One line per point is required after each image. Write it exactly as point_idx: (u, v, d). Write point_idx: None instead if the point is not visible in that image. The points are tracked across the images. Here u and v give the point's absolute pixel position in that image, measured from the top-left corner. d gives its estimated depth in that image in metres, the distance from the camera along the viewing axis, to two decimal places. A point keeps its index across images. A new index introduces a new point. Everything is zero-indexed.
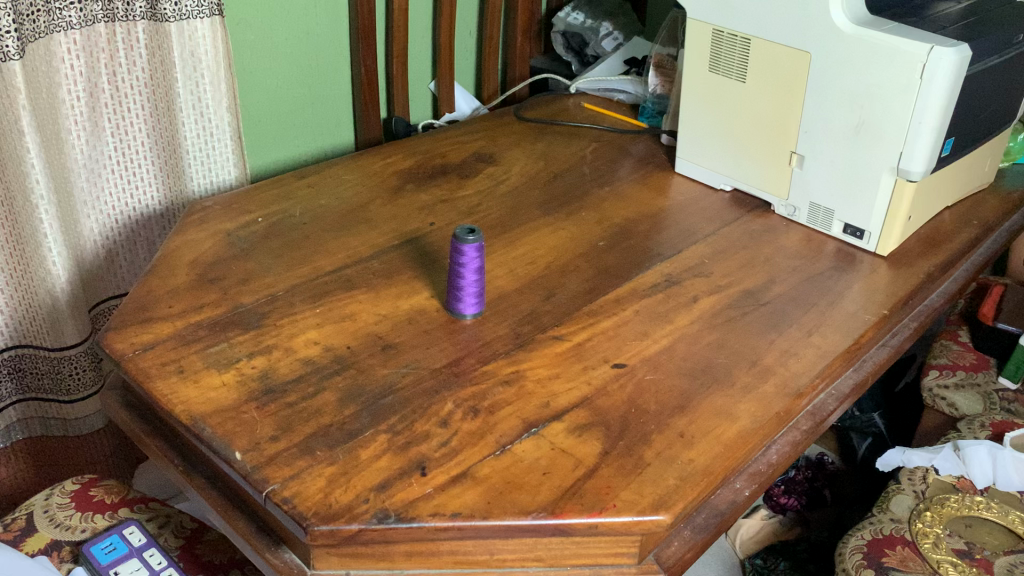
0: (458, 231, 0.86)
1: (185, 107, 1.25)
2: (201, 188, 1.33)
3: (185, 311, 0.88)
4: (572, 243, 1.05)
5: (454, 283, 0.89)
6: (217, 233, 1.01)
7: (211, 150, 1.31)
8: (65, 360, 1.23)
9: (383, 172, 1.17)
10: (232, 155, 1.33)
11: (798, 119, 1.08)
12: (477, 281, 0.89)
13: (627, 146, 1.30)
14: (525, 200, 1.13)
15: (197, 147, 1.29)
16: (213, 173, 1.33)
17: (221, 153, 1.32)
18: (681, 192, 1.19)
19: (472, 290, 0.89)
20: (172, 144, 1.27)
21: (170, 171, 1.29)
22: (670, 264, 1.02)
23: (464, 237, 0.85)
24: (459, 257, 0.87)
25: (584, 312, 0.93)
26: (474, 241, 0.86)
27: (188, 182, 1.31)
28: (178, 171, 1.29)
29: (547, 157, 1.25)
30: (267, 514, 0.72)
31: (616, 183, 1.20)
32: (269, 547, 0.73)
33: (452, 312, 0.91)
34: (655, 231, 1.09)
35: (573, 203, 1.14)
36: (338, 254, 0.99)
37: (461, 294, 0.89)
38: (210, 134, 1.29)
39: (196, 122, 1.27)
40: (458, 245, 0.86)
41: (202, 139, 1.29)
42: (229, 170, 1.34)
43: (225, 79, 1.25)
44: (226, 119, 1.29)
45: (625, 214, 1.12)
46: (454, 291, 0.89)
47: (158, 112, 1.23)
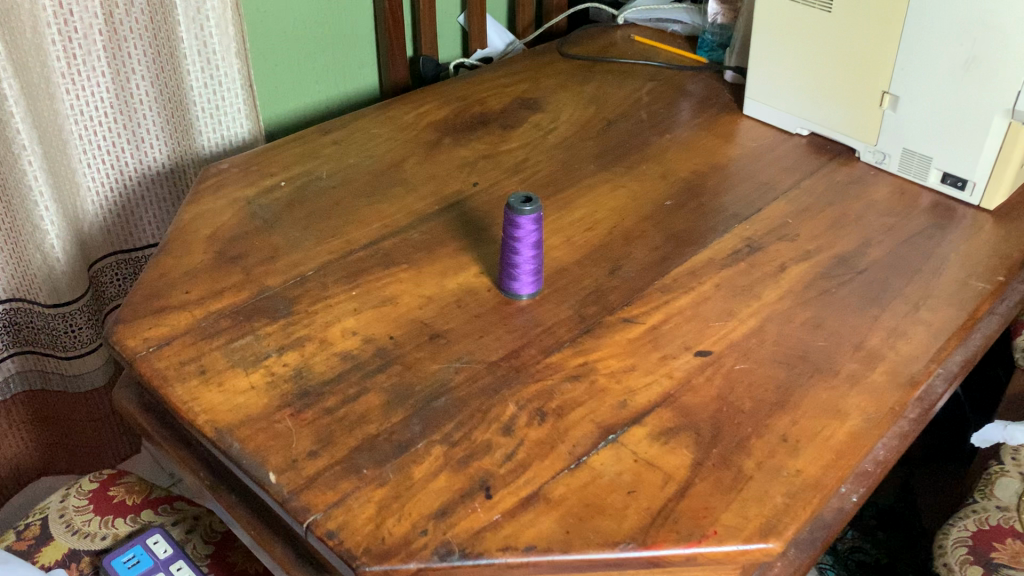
0: (511, 200, 0.75)
1: (190, 52, 1.12)
2: (212, 144, 1.21)
3: (204, 297, 0.77)
4: (636, 204, 0.93)
5: (507, 261, 0.78)
6: (236, 201, 0.89)
7: (221, 102, 1.18)
8: (61, 318, 1.17)
9: (416, 124, 1.04)
10: (243, 107, 1.20)
11: (895, 53, 0.94)
12: (534, 257, 0.77)
13: (687, 85, 1.17)
14: (578, 153, 1.01)
15: (205, 98, 1.17)
16: (223, 127, 1.21)
17: (232, 106, 1.19)
18: (751, 140, 1.06)
19: (529, 269, 0.78)
20: (178, 95, 1.15)
21: (175, 124, 1.17)
22: (749, 227, 0.90)
23: (519, 207, 0.74)
24: (513, 231, 0.76)
25: (657, 288, 0.81)
26: (532, 211, 0.74)
27: (197, 138, 1.20)
28: (184, 124, 1.18)
29: (598, 101, 1.12)
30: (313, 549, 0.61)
31: (678, 131, 1.07)
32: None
33: (506, 292, 0.79)
34: (727, 187, 0.96)
35: (632, 156, 1.01)
36: (372, 224, 0.87)
37: (516, 272, 0.78)
38: (218, 83, 1.16)
39: (203, 70, 1.14)
40: (511, 217, 0.75)
41: (210, 89, 1.16)
42: (241, 124, 1.22)
43: (232, 22, 1.13)
44: (236, 65, 1.16)
45: (692, 168, 1.00)
46: (507, 269, 0.78)
47: (160, 59, 1.12)
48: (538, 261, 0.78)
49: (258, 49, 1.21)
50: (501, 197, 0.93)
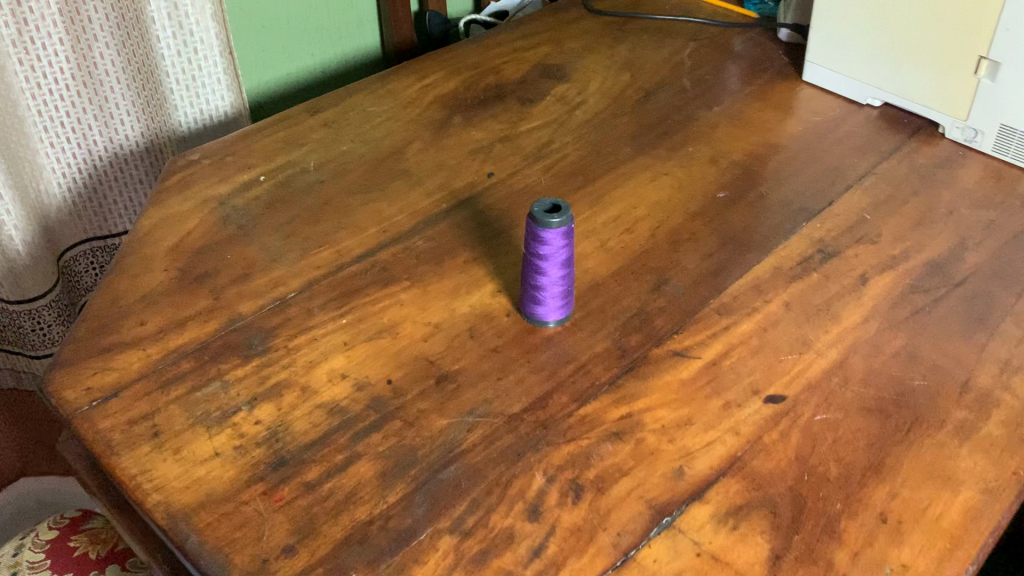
0: (534, 209, 0.61)
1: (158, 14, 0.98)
2: (188, 118, 1.07)
3: (163, 330, 0.63)
4: (682, 198, 0.78)
5: (531, 282, 0.63)
6: (207, 201, 0.75)
7: (197, 71, 1.03)
8: (26, 314, 1.07)
9: (421, 100, 0.89)
10: (224, 77, 1.05)
11: (998, 11, 0.77)
12: (564, 277, 0.63)
13: (736, 46, 1.00)
14: (611, 134, 0.85)
15: (179, 67, 1.02)
16: (201, 99, 1.06)
17: (210, 77, 1.04)
18: (814, 112, 0.90)
19: (558, 292, 0.63)
20: (147, 63, 1.00)
21: (148, 98, 1.02)
22: (818, 226, 0.75)
23: (544, 218, 0.60)
24: (537, 247, 0.61)
25: (713, 309, 0.67)
26: (561, 223, 0.60)
27: (171, 111, 1.05)
28: (157, 98, 1.03)
29: (633, 66, 0.96)
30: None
31: (728, 102, 0.91)
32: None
33: (530, 318, 0.65)
34: (789, 174, 0.81)
35: (674, 136, 0.86)
36: (367, 229, 0.73)
37: (541, 294, 0.63)
38: (192, 49, 1.01)
39: (175, 34, 1.00)
40: (535, 230, 0.60)
41: (183, 56, 1.01)
42: (221, 96, 1.07)
43: None
44: (213, 30, 1.01)
45: (746, 149, 0.84)
46: (530, 292, 0.64)
47: (126, 24, 0.96)
48: (569, 281, 0.64)
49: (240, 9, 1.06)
50: (521, 191, 0.78)
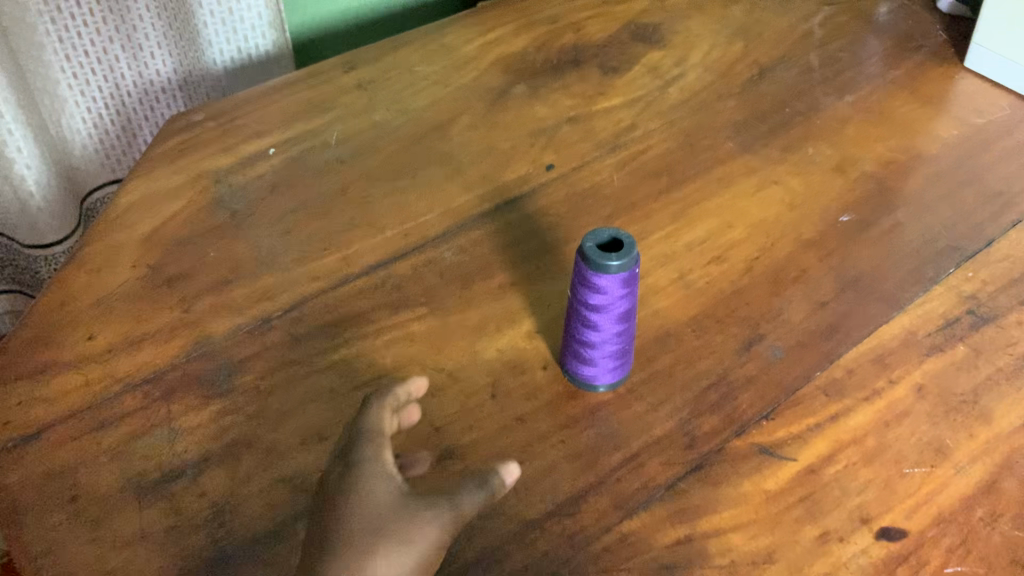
0: (586, 245, 0.45)
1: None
2: (223, 57, 0.93)
3: (113, 351, 0.51)
4: (792, 218, 0.61)
5: (578, 336, 0.48)
6: (201, 176, 0.61)
7: (235, 5, 0.89)
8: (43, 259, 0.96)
9: (480, 60, 0.73)
10: (266, 12, 0.91)
11: None
12: (622, 332, 0.48)
13: (881, 15, 0.80)
14: (709, 122, 0.68)
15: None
16: (239, 37, 0.92)
17: (249, 11, 0.90)
18: (975, 112, 0.71)
19: (613, 350, 0.48)
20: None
21: (179, 30, 0.88)
22: (970, 277, 0.57)
23: (600, 259, 0.44)
24: (587, 294, 0.46)
25: (816, 388, 0.50)
26: (623, 266, 0.44)
27: (204, 48, 0.91)
28: (188, 30, 0.89)
29: (747, 33, 0.77)
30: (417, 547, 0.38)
31: (864, 90, 0.72)
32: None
33: (574, 379, 0.50)
34: (937, 196, 0.63)
35: (791, 131, 0.68)
36: (386, 231, 0.59)
37: (590, 352, 0.48)
38: None
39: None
40: (587, 273, 0.45)
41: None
42: (262, 34, 0.92)
43: None
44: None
45: (882, 156, 0.66)
46: (576, 348, 0.48)
47: None
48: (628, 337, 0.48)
49: None
50: (585, 193, 0.62)
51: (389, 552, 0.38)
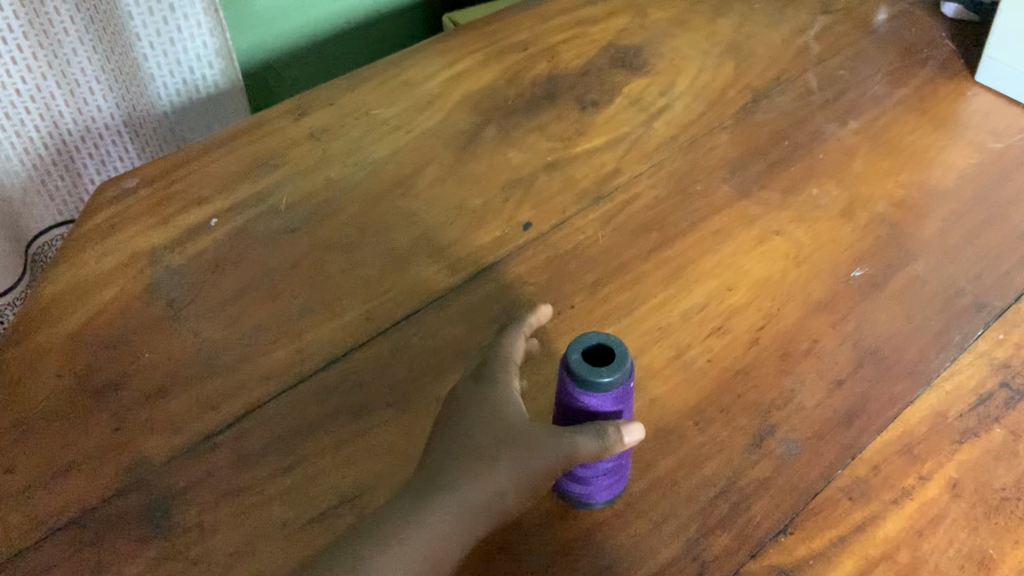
0: (574, 354, 0.40)
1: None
2: (167, 91, 0.84)
3: (33, 486, 0.44)
4: (800, 275, 0.54)
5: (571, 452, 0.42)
6: (135, 258, 0.54)
7: (177, 34, 0.80)
8: None
9: (445, 100, 0.66)
10: (211, 40, 0.83)
11: None
12: (617, 449, 0.42)
13: (883, 23, 0.73)
14: (701, 161, 0.61)
15: (152, 28, 0.79)
16: (183, 68, 0.83)
17: (194, 41, 0.82)
18: (992, 135, 0.64)
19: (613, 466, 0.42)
20: (113, 25, 0.76)
21: (119, 63, 0.78)
22: (1001, 339, 0.51)
23: (591, 376, 0.39)
24: (578, 407, 0.41)
25: (838, 490, 0.44)
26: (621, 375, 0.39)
27: (146, 83, 0.82)
28: (127, 64, 0.80)
29: (737, 52, 0.70)
30: (495, 480, 0.41)
31: (869, 113, 0.65)
32: (422, 549, 0.39)
33: (565, 500, 0.44)
34: (958, 239, 0.57)
35: (792, 168, 0.61)
36: (345, 314, 0.52)
37: (582, 474, 0.42)
38: (169, 7, 0.78)
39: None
40: (576, 388, 0.40)
41: (157, 17, 0.78)
42: (209, 64, 0.84)
43: None
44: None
45: (895, 194, 0.59)
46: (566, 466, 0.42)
47: None
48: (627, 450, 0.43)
49: None
50: (568, 255, 0.55)
51: (479, 471, 0.41)
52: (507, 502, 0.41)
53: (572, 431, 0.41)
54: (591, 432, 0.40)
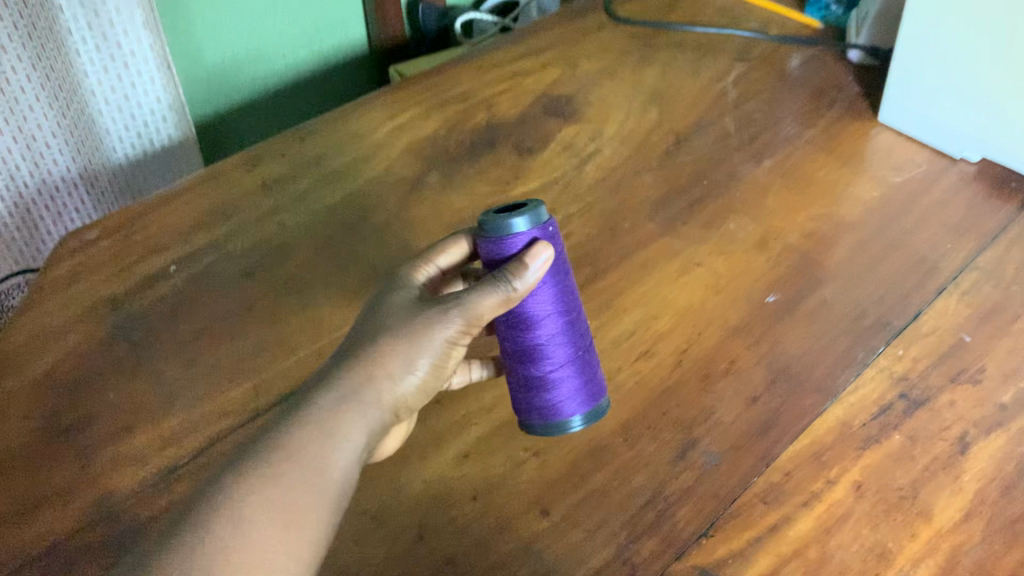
0: (479, 220, 0.49)
1: (76, 25, 0.77)
2: (122, 146, 0.87)
3: (5, 522, 0.46)
4: (720, 302, 0.59)
5: (529, 356, 0.49)
6: (97, 306, 0.58)
7: (131, 90, 0.84)
8: None
9: (391, 149, 0.71)
10: (164, 96, 0.86)
11: None
12: (552, 324, 0.49)
13: (794, 69, 0.80)
14: (629, 200, 0.67)
15: (108, 86, 0.82)
16: (138, 122, 0.86)
17: (148, 98, 0.85)
18: (893, 170, 0.70)
19: (572, 353, 0.49)
20: (71, 85, 0.79)
21: (78, 127, 0.80)
22: (901, 355, 0.56)
23: (501, 218, 0.48)
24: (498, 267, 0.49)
25: (754, 496, 0.49)
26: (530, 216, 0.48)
27: (103, 139, 0.85)
28: (86, 126, 0.82)
29: (662, 99, 0.76)
30: (402, 365, 0.46)
31: (782, 152, 0.71)
32: (337, 461, 0.42)
33: (518, 393, 0.50)
34: (863, 266, 0.62)
35: (713, 204, 0.66)
36: (298, 351, 0.56)
37: (526, 348, 0.49)
38: (123, 66, 0.81)
39: (100, 50, 0.79)
40: (492, 239, 0.48)
41: (112, 75, 0.82)
42: (164, 119, 0.88)
43: None
44: (146, 42, 0.81)
45: (806, 226, 0.65)
46: (535, 378, 0.49)
47: (40, 42, 0.73)
48: (581, 337, 0.50)
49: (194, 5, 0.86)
50: None
51: (378, 368, 0.45)
52: (411, 390, 0.46)
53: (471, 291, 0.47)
54: (490, 286, 0.47)
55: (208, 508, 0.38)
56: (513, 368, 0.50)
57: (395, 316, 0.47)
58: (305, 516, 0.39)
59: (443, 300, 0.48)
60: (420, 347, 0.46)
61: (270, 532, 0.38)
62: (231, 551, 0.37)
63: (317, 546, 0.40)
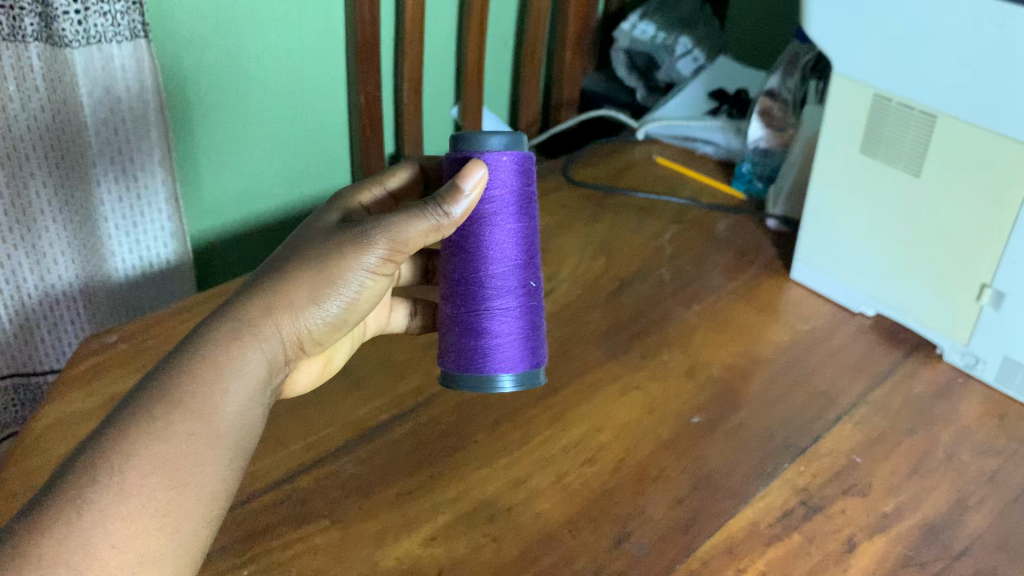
0: (458, 136, 0.60)
1: (100, 158, 0.86)
2: (124, 269, 0.93)
3: None
4: (653, 419, 0.70)
5: (466, 277, 0.60)
6: (114, 398, 0.66)
7: (139, 217, 0.91)
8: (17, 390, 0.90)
9: None
10: (168, 225, 0.93)
11: (1000, 244, 0.70)
12: (514, 263, 0.60)
13: (721, 231, 0.94)
14: (578, 331, 0.78)
15: (118, 211, 0.90)
16: (141, 247, 0.93)
17: (153, 223, 0.92)
18: (801, 318, 0.83)
19: (510, 284, 0.60)
20: (86, 209, 0.87)
21: (86, 244, 0.88)
22: (802, 470, 0.67)
23: (486, 140, 0.59)
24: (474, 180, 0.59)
25: None
26: (494, 141, 0.59)
27: (107, 260, 0.91)
28: (93, 244, 0.89)
29: (609, 249, 0.89)
30: (319, 297, 0.54)
31: (708, 299, 0.84)
32: (237, 392, 0.48)
33: (470, 308, 0.60)
34: (773, 395, 0.73)
35: (649, 338, 0.78)
36: (290, 446, 0.65)
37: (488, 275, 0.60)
38: (136, 195, 0.90)
39: (117, 180, 0.88)
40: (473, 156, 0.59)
41: (124, 202, 0.90)
42: (164, 244, 0.94)
43: (159, 123, 0.87)
44: (159, 176, 0.90)
45: (727, 361, 0.77)
46: (488, 300, 0.60)
47: (65, 165, 0.83)
48: (518, 273, 0.61)
49: (196, 148, 0.94)
50: (472, 401, 0.70)
51: (291, 306, 0.53)
52: (321, 325, 0.55)
53: (408, 217, 0.57)
54: (423, 217, 0.57)
55: (105, 447, 0.42)
56: (468, 295, 0.61)
57: (306, 251, 0.56)
58: (194, 452, 0.45)
59: (362, 227, 0.56)
60: (327, 280, 0.54)
61: (158, 478, 0.43)
62: (125, 492, 0.41)
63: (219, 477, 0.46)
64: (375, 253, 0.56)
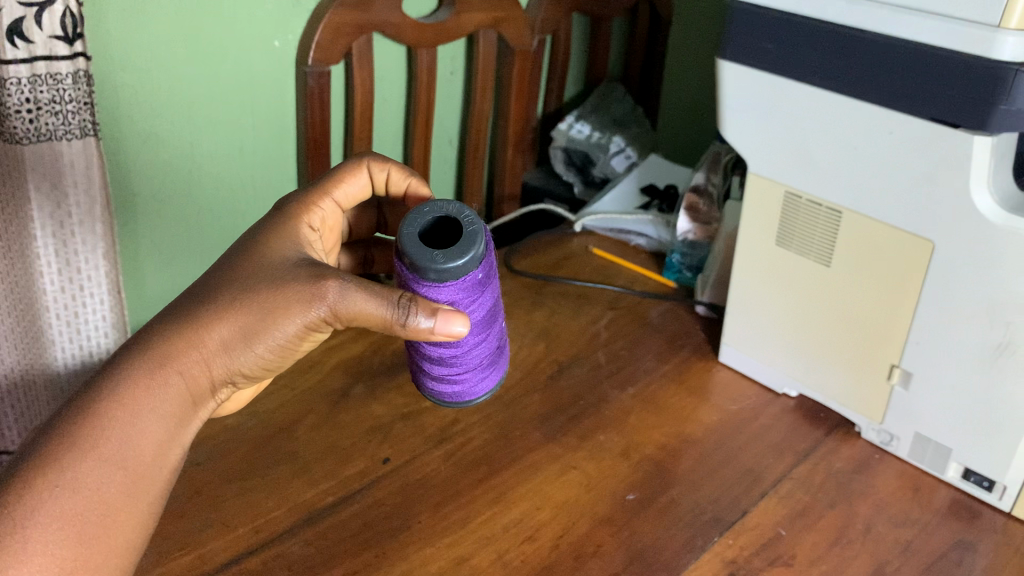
0: (418, 256, 0.56)
1: (44, 249, 0.85)
2: (65, 360, 0.90)
3: None
4: (590, 497, 0.73)
5: (430, 356, 0.63)
6: None
7: (80, 307, 0.88)
8: None
9: (323, 364, 0.86)
10: (109, 315, 0.90)
11: (906, 328, 0.75)
12: (478, 336, 0.62)
13: (654, 317, 0.99)
14: (518, 412, 0.82)
15: (61, 302, 0.87)
16: (81, 336, 0.89)
17: (95, 311, 0.89)
18: (729, 399, 0.88)
19: (478, 350, 0.63)
20: (28, 299, 0.85)
21: (26, 335, 0.86)
22: (731, 543, 0.70)
23: (455, 271, 0.56)
24: (445, 299, 0.58)
25: None
26: (464, 264, 0.57)
27: (46, 349, 0.89)
28: (33, 335, 0.86)
29: (548, 335, 0.94)
30: (251, 347, 0.57)
31: (642, 382, 0.88)
32: (149, 426, 0.53)
33: (441, 370, 0.64)
34: (702, 472, 0.78)
35: (586, 419, 0.82)
36: (237, 528, 0.67)
37: (457, 355, 0.62)
38: (78, 286, 0.88)
39: (60, 271, 0.87)
40: (441, 282, 0.57)
41: (66, 292, 0.87)
42: (104, 333, 0.91)
43: (103, 217, 0.87)
44: (102, 268, 0.89)
45: (659, 441, 0.81)
46: (456, 366, 0.63)
47: (11, 255, 0.82)
48: (478, 345, 0.63)
49: (147, 242, 0.96)
50: (416, 482, 0.73)
51: (222, 350, 0.57)
52: (251, 365, 0.58)
53: (356, 292, 0.57)
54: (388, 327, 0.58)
55: (10, 501, 0.47)
56: (436, 364, 0.63)
57: (258, 278, 0.58)
58: (102, 500, 0.50)
59: (320, 280, 0.57)
60: (265, 326, 0.57)
61: (62, 533, 0.48)
62: (26, 552, 0.46)
63: (115, 509, 0.50)
64: (317, 314, 0.57)
